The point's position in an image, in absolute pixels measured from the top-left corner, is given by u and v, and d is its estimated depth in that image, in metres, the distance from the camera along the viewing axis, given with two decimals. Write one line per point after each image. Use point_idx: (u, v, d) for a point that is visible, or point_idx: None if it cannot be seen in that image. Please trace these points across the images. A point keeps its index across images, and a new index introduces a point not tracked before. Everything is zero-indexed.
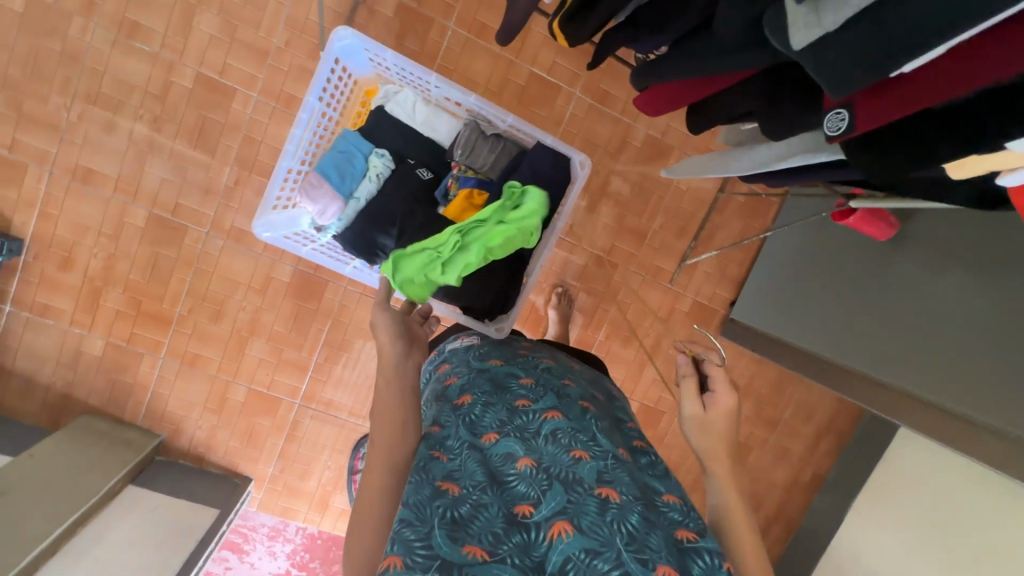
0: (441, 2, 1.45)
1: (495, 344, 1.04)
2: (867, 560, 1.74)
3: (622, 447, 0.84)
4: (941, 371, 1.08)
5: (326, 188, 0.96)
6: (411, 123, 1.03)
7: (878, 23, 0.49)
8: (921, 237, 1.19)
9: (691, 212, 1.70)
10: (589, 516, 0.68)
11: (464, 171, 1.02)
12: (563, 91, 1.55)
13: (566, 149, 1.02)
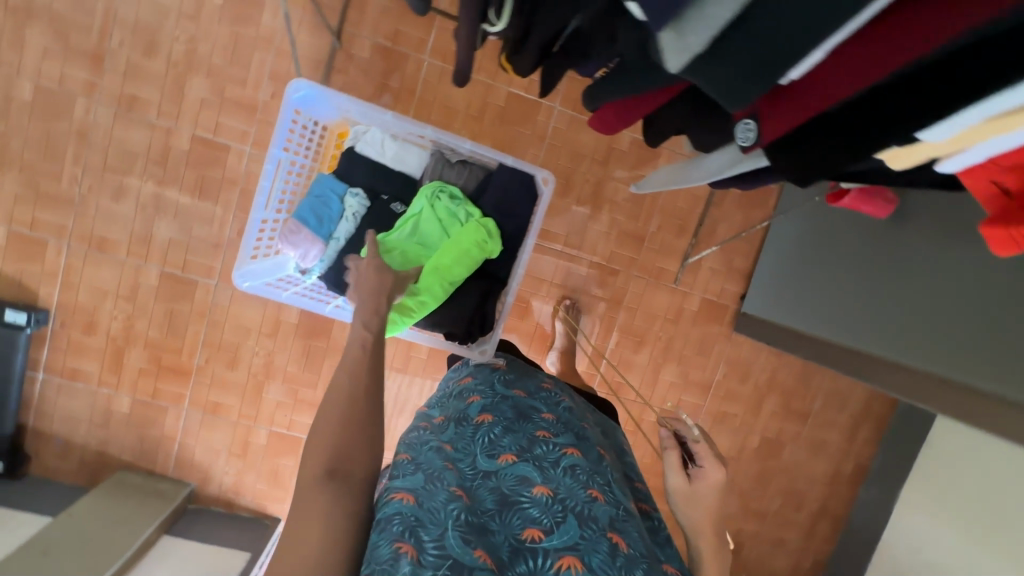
0: (414, 37, 1.49)
1: (518, 370, 1.00)
2: (922, 554, 1.64)
3: (632, 500, 0.81)
4: (966, 350, 1.01)
5: (305, 232, 0.99)
6: (382, 159, 1.05)
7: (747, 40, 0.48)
8: (922, 215, 1.13)
9: (688, 210, 1.67)
10: (600, 557, 0.66)
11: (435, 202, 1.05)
12: (543, 107, 1.56)
13: (526, 168, 1.02)
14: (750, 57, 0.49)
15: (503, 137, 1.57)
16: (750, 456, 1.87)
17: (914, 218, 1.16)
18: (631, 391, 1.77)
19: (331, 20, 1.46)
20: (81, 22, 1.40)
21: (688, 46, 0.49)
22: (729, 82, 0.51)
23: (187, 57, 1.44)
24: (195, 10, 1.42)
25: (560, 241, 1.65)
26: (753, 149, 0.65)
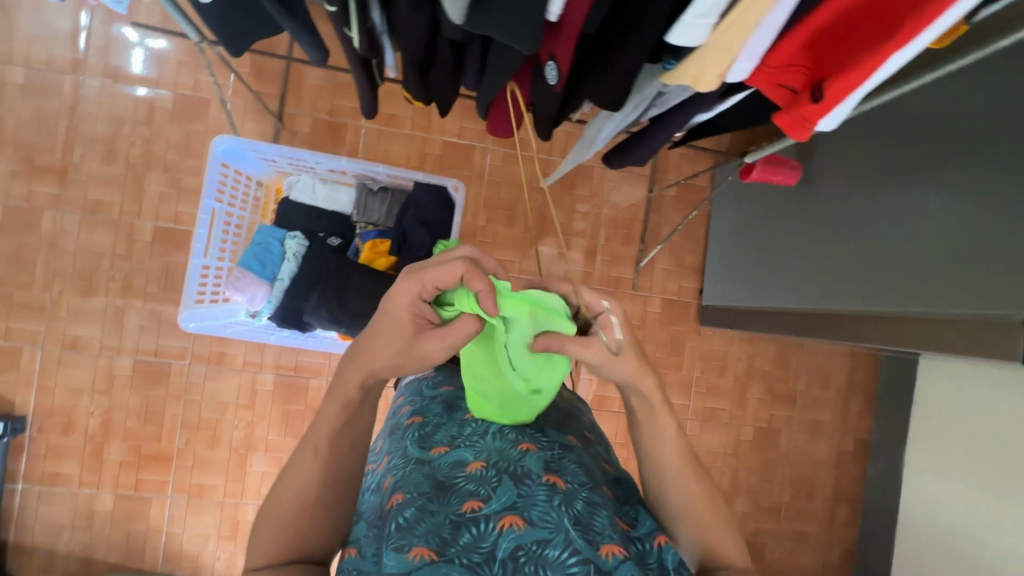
0: (350, 107, 1.64)
1: (447, 369, 1.06)
2: (940, 516, 1.59)
3: (572, 436, 0.89)
4: (875, 292, 1.12)
5: (250, 277, 1.03)
6: (315, 203, 1.09)
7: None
8: (838, 165, 1.28)
9: (631, 219, 1.77)
10: (540, 505, 0.72)
11: (365, 228, 1.08)
12: (477, 149, 1.69)
13: (439, 180, 1.02)
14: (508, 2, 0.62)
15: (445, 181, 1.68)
16: (749, 449, 1.85)
17: (834, 171, 1.30)
18: (615, 402, 1.77)
19: (272, 105, 1.61)
20: (45, 144, 1.54)
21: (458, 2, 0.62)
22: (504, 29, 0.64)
23: (144, 158, 1.57)
24: (148, 116, 1.57)
25: (517, 267, 1.73)
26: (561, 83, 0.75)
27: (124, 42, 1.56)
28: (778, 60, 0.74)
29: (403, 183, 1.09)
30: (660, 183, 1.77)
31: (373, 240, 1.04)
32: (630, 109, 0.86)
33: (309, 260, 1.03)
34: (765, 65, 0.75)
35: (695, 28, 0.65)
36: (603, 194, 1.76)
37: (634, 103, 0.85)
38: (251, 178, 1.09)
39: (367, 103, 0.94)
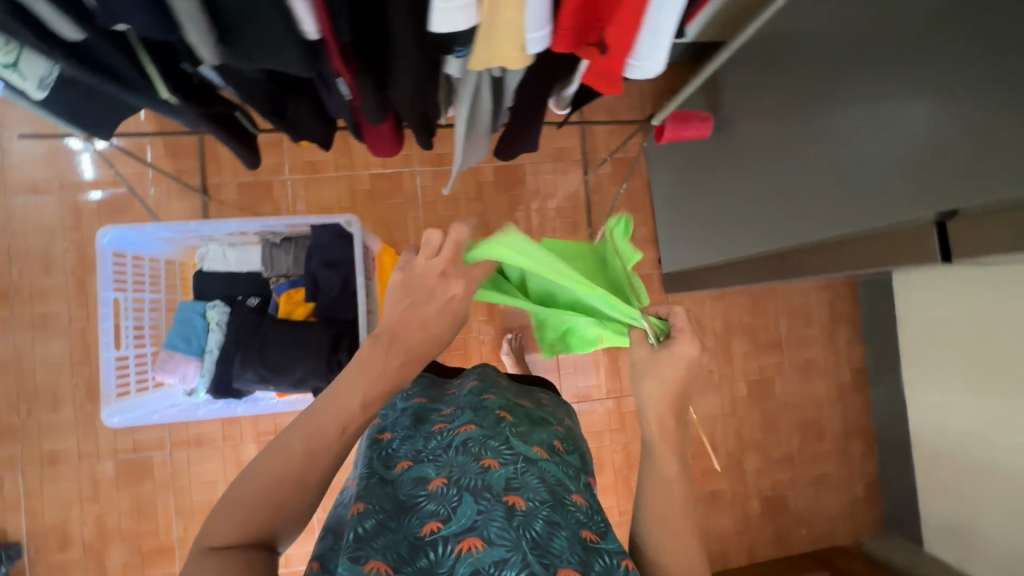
0: (271, 163, 1.64)
1: (424, 383, 1.02)
2: (948, 426, 1.55)
3: (536, 446, 0.83)
4: (817, 222, 1.05)
5: (178, 356, 1.04)
6: (228, 268, 1.10)
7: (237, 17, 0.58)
8: (751, 100, 1.23)
9: (574, 206, 1.75)
10: (496, 523, 0.66)
11: (278, 280, 1.10)
12: (405, 174, 1.69)
13: (331, 218, 1.02)
14: (249, 25, 0.59)
15: (381, 212, 1.67)
16: (746, 405, 1.82)
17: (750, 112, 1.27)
18: (601, 389, 1.75)
19: (194, 181, 1.61)
20: None
21: (201, 37, 0.58)
22: (271, 54, 0.61)
23: (81, 262, 1.58)
24: (76, 221, 1.58)
25: None
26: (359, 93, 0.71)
27: (36, 155, 1.57)
28: (577, 17, 0.61)
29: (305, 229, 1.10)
30: (593, 163, 1.75)
31: (285, 291, 1.06)
32: (469, 99, 0.78)
33: (230, 326, 1.05)
34: (563, 28, 0.62)
35: (454, 12, 0.57)
36: (539, 187, 1.74)
37: (470, 92, 0.76)
38: (157, 259, 1.09)
39: (242, 153, 0.93)
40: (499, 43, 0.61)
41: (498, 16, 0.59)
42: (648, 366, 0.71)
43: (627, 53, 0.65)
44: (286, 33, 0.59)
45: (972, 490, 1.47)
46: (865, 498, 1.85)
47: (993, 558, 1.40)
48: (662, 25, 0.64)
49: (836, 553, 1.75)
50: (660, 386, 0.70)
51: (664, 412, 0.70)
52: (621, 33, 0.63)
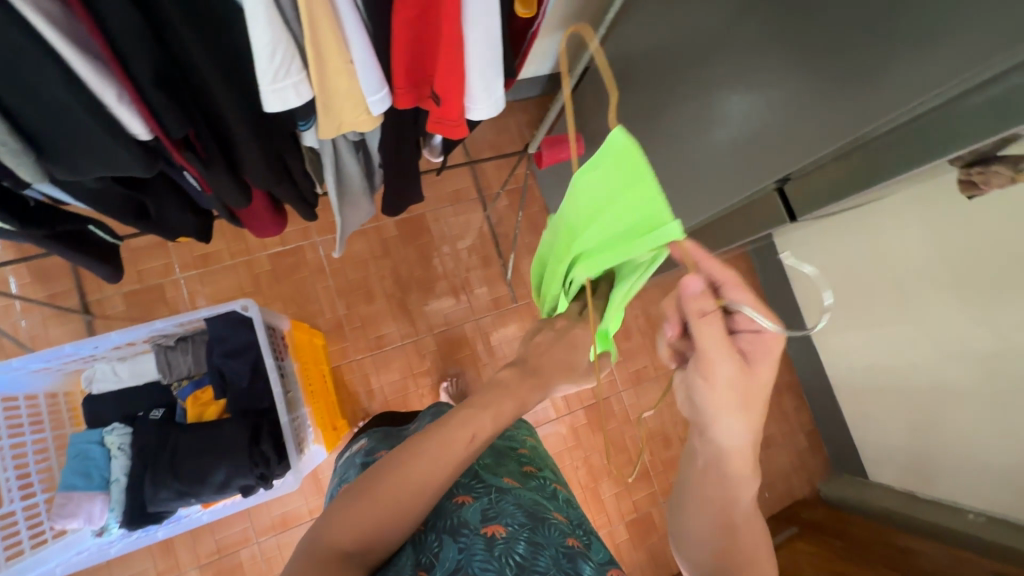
0: (157, 266, 1.53)
1: (382, 433, 0.90)
2: (856, 360, 1.67)
3: (508, 475, 0.73)
4: (691, 211, 1.11)
5: (78, 496, 0.96)
6: (123, 383, 1.06)
7: (59, 133, 0.55)
8: (609, 115, 1.33)
9: (482, 239, 1.73)
10: (478, 557, 0.58)
11: (181, 383, 1.07)
12: (305, 246, 1.61)
13: (225, 307, 0.99)
14: (69, 141, 0.56)
15: (287, 290, 1.59)
16: None
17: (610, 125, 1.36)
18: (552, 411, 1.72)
19: (71, 302, 1.48)
20: None
21: (12, 157, 0.54)
22: (96, 163, 0.58)
23: None
24: None
25: (397, 337, 1.63)
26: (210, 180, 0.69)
27: None
28: (406, 75, 0.61)
29: (196, 326, 1.07)
30: (490, 198, 1.75)
31: (193, 394, 1.03)
32: (333, 166, 0.79)
33: (134, 448, 0.98)
34: (398, 86, 0.61)
35: (285, 91, 0.54)
36: (444, 232, 1.70)
37: (331, 159, 0.78)
38: (36, 394, 1.01)
39: (91, 262, 0.87)
40: (340, 106, 0.61)
41: (334, 92, 0.59)
42: (728, 384, 0.58)
43: (462, 101, 0.64)
44: (114, 140, 0.56)
45: (894, 412, 1.58)
46: (813, 448, 1.95)
47: (932, 469, 1.50)
48: (490, 75, 0.62)
49: (802, 508, 1.81)
50: (733, 407, 0.59)
51: (741, 445, 0.61)
52: (451, 84, 0.62)
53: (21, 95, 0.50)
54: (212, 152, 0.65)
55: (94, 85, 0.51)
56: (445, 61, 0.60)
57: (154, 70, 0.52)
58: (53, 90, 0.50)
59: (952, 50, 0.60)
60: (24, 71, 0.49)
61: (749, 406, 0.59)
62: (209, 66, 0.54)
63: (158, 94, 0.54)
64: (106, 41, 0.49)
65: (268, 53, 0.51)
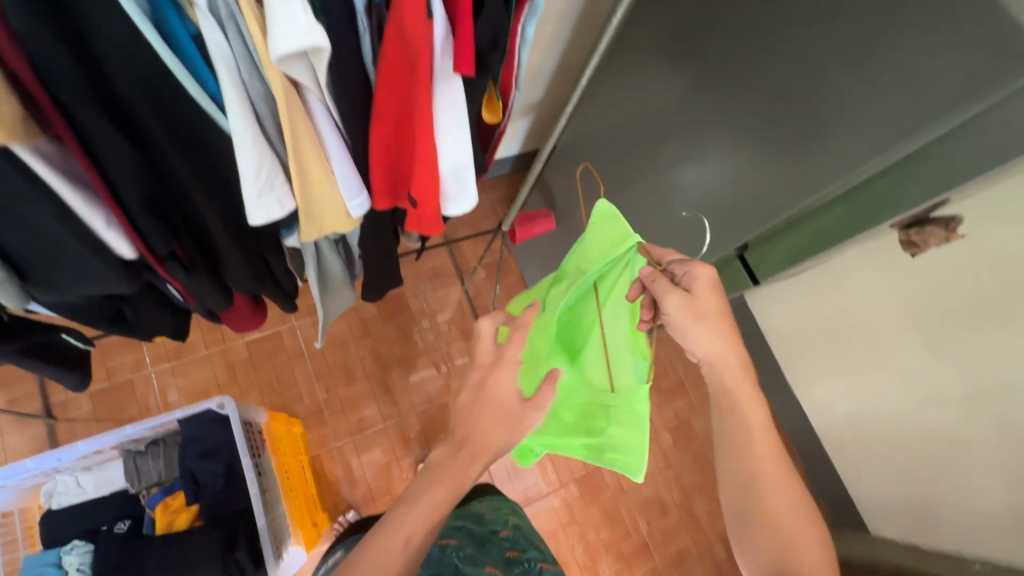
0: (128, 362, 1.49)
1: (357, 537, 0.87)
2: None
3: (489, 565, 0.75)
4: None
5: None
6: (85, 496, 1.03)
7: (47, 259, 0.55)
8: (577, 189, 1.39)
9: (462, 313, 1.73)
10: None
11: (149, 490, 1.02)
12: (283, 332, 1.59)
13: (200, 406, 0.98)
14: (57, 268, 0.56)
15: (265, 377, 1.55)
16: (677, 453, 1.76)
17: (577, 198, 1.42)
18: (542, 486, 1.66)
19: (33, 406, 1.41)
20: None
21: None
22: (79, 282, 0.58)
23: None
24: None
25: (380, 418, 1.59)
26: (195, 291, 0.69)
27: None
28: (384, 180, 0.63)
29: (169, 427, 1.04)
30: (467, 272, 1.78)
31: (162, 502, 0.98)
32: (316, 262, 0.81)
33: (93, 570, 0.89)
34: (377, 193, 0.64)
35: (269, 204, 0.56)
36: (423, 307, 1.71)
37: (313, 257, 0.79)
38: None
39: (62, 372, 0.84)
40: (323, 215, 0.62)
41: (316, 203, 0.60)
42: (688, 308, 0.64)
43: (438, 203, 0.66)
44: (102, 263, 0.56)
45: None
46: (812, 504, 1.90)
47: None
48: (465, 170, 0.66)
49: None
50: (765, 466, 0.60)
51: (748, 393, 0.63)
52: (426, 191, 0.63)
53: (11, 226, 0.51)
54: (194, 258, 0.66)
55: (83, 212, 0.52)
56: (420, 173, 0.61)
57: (141, 191, 0.54)
58: (45, 222, 0.51)
59: (880, 128, 0.68)
60: (17, 207, 0.49)
61: (728, 334, 0.64)
62: (195, 184, 0.57)
63: (145, 215, 0.55)
64: (98, 171, 0.51)
65: (254, 173, 0.53)
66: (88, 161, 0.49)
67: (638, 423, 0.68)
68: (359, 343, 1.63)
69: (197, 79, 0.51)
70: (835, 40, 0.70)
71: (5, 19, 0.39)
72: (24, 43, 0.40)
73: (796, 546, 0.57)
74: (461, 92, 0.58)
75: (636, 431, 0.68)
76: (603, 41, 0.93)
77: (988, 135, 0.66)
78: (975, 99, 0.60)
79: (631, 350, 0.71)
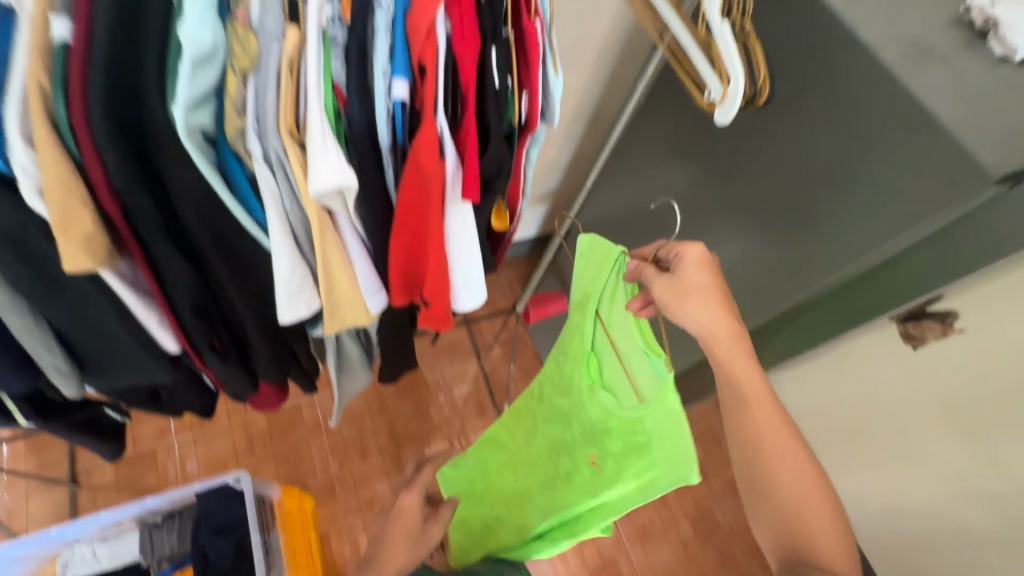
0: (154, 431, 1.54)
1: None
2: None
3: None
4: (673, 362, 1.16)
5: None
6: (100, 565, 1.03)
7: (107, 352, 0.61)
8: None
9: (477, 390, 1.75)
10: None
11: (160, 564, 1.03)
12: (302, 404, 1.64)
13: (218, 479, 1.05)
14: (112, 357, 0.62)
15: (282, 450, 1.58)
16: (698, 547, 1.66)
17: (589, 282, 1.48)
18: None
19: (59, 473, 1.46)
20: None
21: (61, 378, 0.60)
22: (129, 371, 0.64)
23: None
24: None
25: (391, 496, 1.57)
26: (228, 382, 0.72)
27: None
28: (401, 282, 0.64)
29: (186, 500, 1.07)
30: (483, 350, 1.82)
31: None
32: (334, 352, 0.87)
33: None
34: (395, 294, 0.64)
35: (297, 302, 0.58)
36: (440, 382, 1.74)
37: (332, 347, 0.86)
38: None
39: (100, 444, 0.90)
40: (339, 316, 0.63)
41: (339, 304, 0.62)
42: (682, 290, 0.55)
43: (448, 300, 0.65)
44: (151, 353, 0.62)
45: None
46: None
47: None
48: (478, 275, 0.64)
49: None
50: (770, 445, 0.54)
51: (747, 367, 0.55)
52: (438, 294, 0.63)
53: (78, 326, 0.58)
54: (229, 353, 0.69)
55: (141, 315, 0.58)
56: (433, 280, 0.62)
57: (190, 299, 0.58)
58: (108, 322, 0.58)
59: (859, 233, 0.70)
60: (85, 310, 0.56)
61: (724, 307, 0.56)
62: (243, 297, 0.60)
63: (193, 319, 0.60)
64: (158, 283, 0.56)
65: (285, 281, 0.55)
66: (151, 276, 0.54)
67: (675, 424, 0.54)
68: (375, 418, 1.66)
69: (245, 206, 0.53)
70: (815, 153, 0.72)
71: (103, 168, 0.45)
72: (118, 194, 0.47)
73: (808, 526, 0.53)
74: (470, 217, 0.58)
75: (679, 430, 0.54)
76: (608, 148, 1.03)
77: (960, 248, 0.66)
78: (943, 212, 0.62)
79: (642, 352, 0.58)
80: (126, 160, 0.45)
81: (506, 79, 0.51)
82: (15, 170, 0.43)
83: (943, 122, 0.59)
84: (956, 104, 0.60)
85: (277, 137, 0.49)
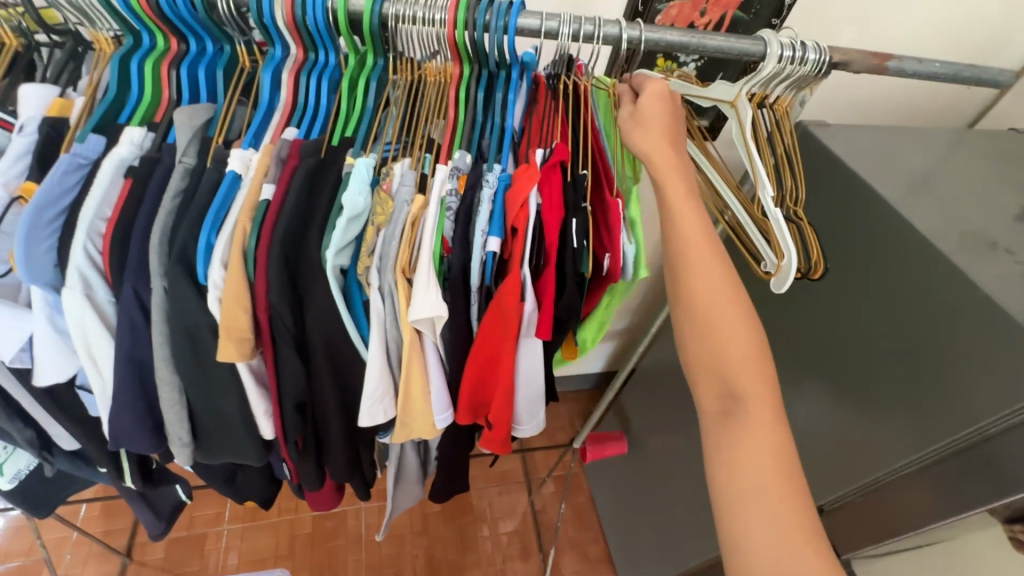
0: (211, 514, 1.60)
1: None
2: None
3: None
4: None
5: None
6: None
7: (222, 431, 0.71)
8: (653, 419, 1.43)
9: (523, 527, 1.67)
10: None
11: None
12: (349, 511, 1.64)
13: None
14: (223, 437, 0.71)
15: (320, 558, 1.55)
16: None
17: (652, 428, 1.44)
18: None
19: (118, 543, 1.52)
20: None
21: (181, 446, 0.69)
22: (227, 449, 0.72)
23: None
24: None
25: None
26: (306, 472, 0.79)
27: None
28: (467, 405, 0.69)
29: None
30: (535, 483, 1.76)
31: None
32: (397, 458, 0.93)
33: None
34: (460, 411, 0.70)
35: (376, 410, 0.66)
36: (487, 512, 1.68)
37: (397, 453, 0.91)
38: None
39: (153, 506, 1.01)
40: (409, 426, 0.70)
41: (411, 415, 0.69)
42: (634, 119, 0.63)
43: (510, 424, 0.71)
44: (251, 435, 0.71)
45: None
46: None
47: None
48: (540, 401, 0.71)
49: None
50: (693, 266, 0.56)
51: (678, 187, 0.59)
52: (499, 416, 0.69)
53: (206, 407, 0.68)
54: (308, 450, 0.77)
55: (253, 400, 0.68)
56: (498, 404, 0.68)
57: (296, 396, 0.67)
58: (228, 405, 0.68)
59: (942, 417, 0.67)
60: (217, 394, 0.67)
61: (668, 140, 0.61)
62: (336, 400, 0.68)
63: (293, 414, 0.69)
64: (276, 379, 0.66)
65: (371, 389, 0.64)
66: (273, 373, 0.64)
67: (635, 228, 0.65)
68: (416, 538, 1.61)
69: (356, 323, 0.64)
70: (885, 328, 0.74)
71: (270, 288, 0.58)
72: (270, 307, 0.59)
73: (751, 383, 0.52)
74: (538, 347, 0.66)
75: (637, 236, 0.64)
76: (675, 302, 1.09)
77: None
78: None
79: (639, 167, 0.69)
80: (284, 282, 0.58)
81: (583, 242, 0.60)
82: (209, 285, 0.58)
83: (1006, 310, 0.59)
84: (1020, 292, 0.61)
85: (392, 274, 0.60)
